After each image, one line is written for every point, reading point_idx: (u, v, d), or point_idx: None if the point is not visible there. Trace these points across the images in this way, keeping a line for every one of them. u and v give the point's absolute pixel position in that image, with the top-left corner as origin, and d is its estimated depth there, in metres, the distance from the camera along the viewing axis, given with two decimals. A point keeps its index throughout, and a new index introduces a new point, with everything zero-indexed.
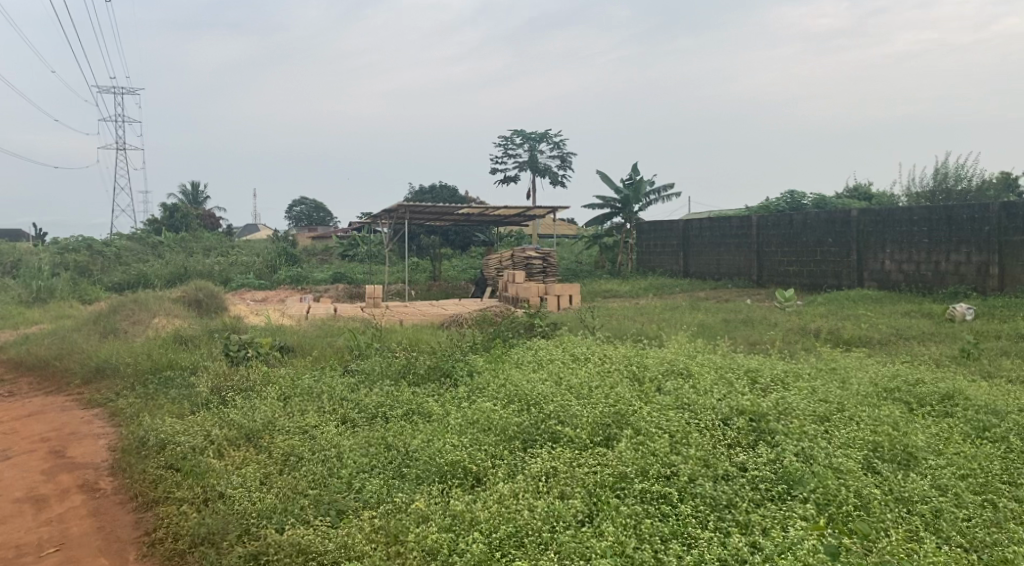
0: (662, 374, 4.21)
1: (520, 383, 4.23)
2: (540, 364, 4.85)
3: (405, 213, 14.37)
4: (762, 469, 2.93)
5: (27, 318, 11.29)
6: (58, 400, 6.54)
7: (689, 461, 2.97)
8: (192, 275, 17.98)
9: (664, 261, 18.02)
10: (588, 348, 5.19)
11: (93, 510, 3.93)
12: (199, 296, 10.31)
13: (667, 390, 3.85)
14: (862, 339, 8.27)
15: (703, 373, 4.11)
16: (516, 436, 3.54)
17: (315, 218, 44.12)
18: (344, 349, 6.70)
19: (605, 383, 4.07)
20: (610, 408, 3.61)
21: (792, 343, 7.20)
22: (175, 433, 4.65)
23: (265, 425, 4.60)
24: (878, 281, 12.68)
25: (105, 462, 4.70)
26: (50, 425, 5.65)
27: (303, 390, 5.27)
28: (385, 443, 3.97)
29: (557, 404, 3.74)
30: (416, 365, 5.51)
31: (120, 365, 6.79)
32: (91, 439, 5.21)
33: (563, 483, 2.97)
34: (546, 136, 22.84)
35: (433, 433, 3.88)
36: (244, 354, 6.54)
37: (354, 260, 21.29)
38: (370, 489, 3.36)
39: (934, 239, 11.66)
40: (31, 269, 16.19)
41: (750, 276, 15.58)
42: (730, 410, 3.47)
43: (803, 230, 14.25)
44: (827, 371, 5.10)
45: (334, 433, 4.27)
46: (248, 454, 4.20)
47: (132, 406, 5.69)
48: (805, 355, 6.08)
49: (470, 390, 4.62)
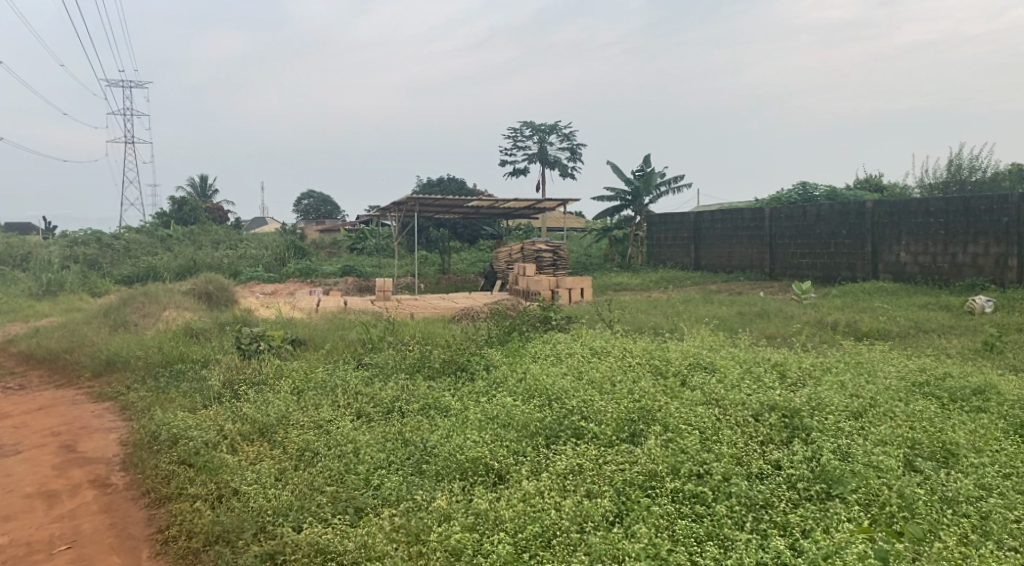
0: (686, 368, 4.08)
1: (540, 377, 4.12)
2: (559, 357, 4.75)
3: (415, 206, 14.25)
4: (799, 468, 2.80)
5: (37, 311, 11.28)
6: (69, 393, 6.49)
7: (722, 458, 2.85)
8: (202, 268, 17.99)
9: (674, 254, 17.85)
10: (607, 342, 5.08)
11: (105, 506, 3.86)
12: (210, 289, 10.24)
13: (692, 384, 3.71)
14: (881, 333, 8.12)
15: (729, 367, 3.97)
16: (538, 432, 3.42)
17: (323, 211, 44.14)
18: (356, 343, 6.62)
19: (628, 377, 3.95)
20: (634, 403, 3.48)
21: (811, 336, 7.07)
22: (188, 427, 4.57)
23: (279, 419, 4.52)
24: (892, 273, 12.49)
25: (116, 457, 4.63)
26: (60, 419, 5.60)
27: (317, 383, 5.19)
28: (401, 438, 3.87)
29: (580, 399, 3.62)
30: (430, 359, 5.42)
31: (132, 358, 6.73)
32: (102, 433, 5.14)
33: (589, 481, 2.85)
34: (555, 128, 22.64)
35: (451, 427, 3.78)
36: (255, 348, 6.45)
37: (363, 253, 21.23)
38: (388, 486, 3.26)
39: (951, 231, 11.46)
40: (41, 262, 16.22)
41: (762, 268, 15.40)
42: (762, 404, 3.32)
43: (816, 222, 14.05)
44: (852, 365, 4.97)
45: (349, 428, 4.18)
46: (262, 449, 4.11)
47: (144, 400, 5.63)
48: (827, 349, 5.95)
49: (487, 384, 4.50)
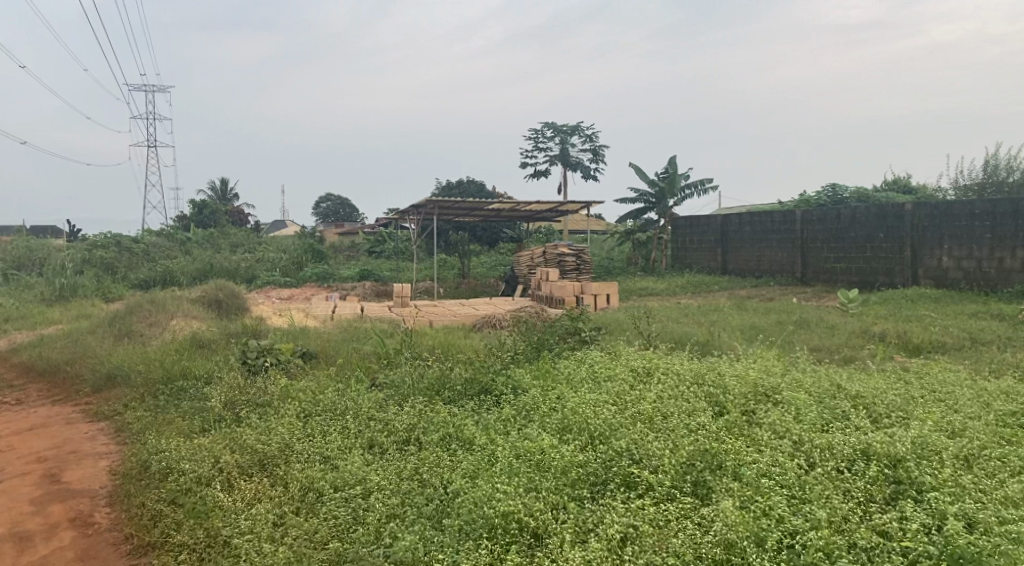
0: (750, 400, 3.51)
1: (578, 407, 3.55)
2: (596, 381, 4.19)
3: (434, 208, 13.79)
4: (919, 541, 2.15)
5: (47, 318, 10.95)
6: (64, 411, 6.08)
7: (817, 526, 2.25)
8: (219, 272, 17.71)
9: (700, 258, 17.19)
10: (647, 361, 4.52)
11: (82, 553, 3.41)
12: (219, 295, 9.80)
13: (761, 421, 3.13)
14: (935, 345, 7.45)
15: (800, 397, 3.37)
16: (580, 481, 2.86)
17: (342, 213, 44.04)
18: (370, 358, 6.12)
19: (681, 409, 3.38)
20: (696, 444, 2.91)
21: (863, 351, 6.44)
22: (182, 456, 4.12)
23: (281, 450, 4.03)
24: (933, 279, 11.73)
25: (104, 489, 4.21)
26: (50, 441, 5.19)
27: (327, 407, 4.68)
28: (419, 478, 3.36)
29: (629, 437, 3.06)
30: (450, 378, 4.90)
31: (132, 374, 6.29)
32: (92, 460, 4.72)
33: (649, 552, 2.29)
34: (576, 129, 22.06)
35: (475, 469, 3.24)
36: (262, 363, 5.98)
37: (381, 257, 20.85)
38: (400, 544, 2.72)
39: (998, 235, 10.78)
40: (57, 268, 16.00)
41: (794, 273, 14.68)
42: (854, 450, 2.70)
43: (852, 225, 13.30)
44: (923, 385, 4.33)
45: (359, 462, 3.66)
46: (262, 488, 3.62)
47: (139, 421, 5.20)
48: (887, 367, 5.33)
49: (515, 412, 3.97)
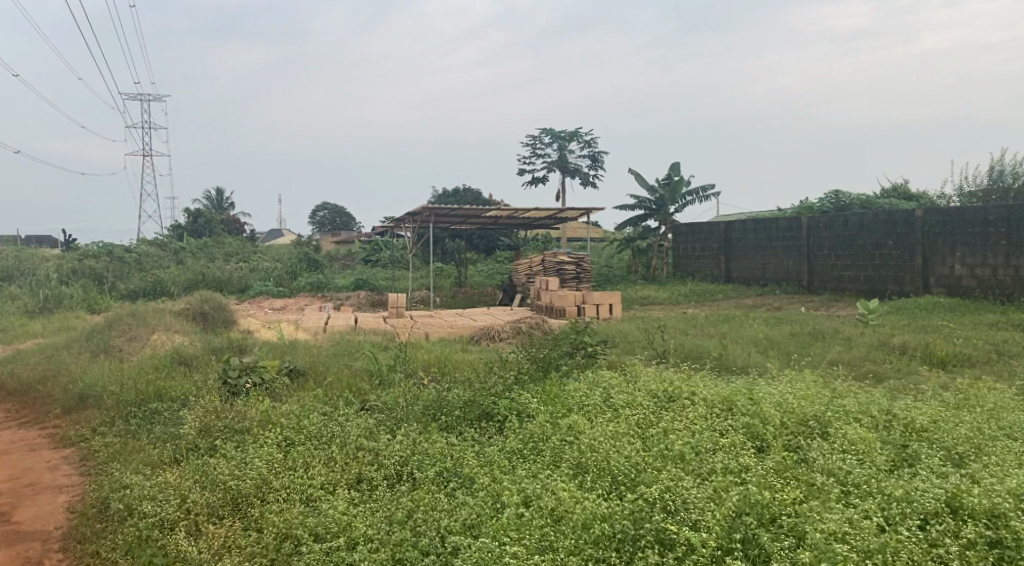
0: (795, 437, 3.05)
1: (596, 442, 3.08)
2: (612, 409, 3.71)
3: (429, 216, 13.35)
4: None
5: (29, 331, 10.46)
6: (29, 435, 5.60)
7: None
8: (211, 282, 17.23)
9: (704, 266, 16.74)
10: (667, 383, 4.04)
11: None
12: (205, 308, 9.32)
13: (815, 464, 2.67)
14: (959, 358, 7.00)
15: (856, 432, 2.91)
16: (606, 538, 2.38)
17: (339, 222, 43.59)
18: (361, 375, 5.64)
19: (718, 447, 2.92)
20: (743, 493, 2.43)
21: (887, 366, 5.97)
22: (146, 495, 3.64)
23: (257, 488, 3.54)
24: (946, 287, 11.28)
25: (58, 531, 3.71)
26: (9, 472, 4.71)
27: (311, 435, 4.21)
28: (412, 526, 2.89)
29: (662, 484, 2.59)
30: (447, 401, 4.42)
31: (103, 395, 5.80)
32: (49, 495, 4.23)
33: None
34: (575, 135, 21.69)
35: (479, 520, 2.78)
36: (244, 384, 5.48)
37: (377, 265, 20.39)
38: None
39: (1014, 241, 10.31)
40: (43, 279, 15.51)
41: (800, 281, 14.22)
42: (938, 505, 2.23)
43: (859, 231, 12.87)
44: (970, 410, 3.87)
45: (343, 504, 3.18)
46: (231, 534, 3.13)
47: (107, 450, 4.71)
48: (919, 387, 4.86)
49: (522, 443, 3.51)
